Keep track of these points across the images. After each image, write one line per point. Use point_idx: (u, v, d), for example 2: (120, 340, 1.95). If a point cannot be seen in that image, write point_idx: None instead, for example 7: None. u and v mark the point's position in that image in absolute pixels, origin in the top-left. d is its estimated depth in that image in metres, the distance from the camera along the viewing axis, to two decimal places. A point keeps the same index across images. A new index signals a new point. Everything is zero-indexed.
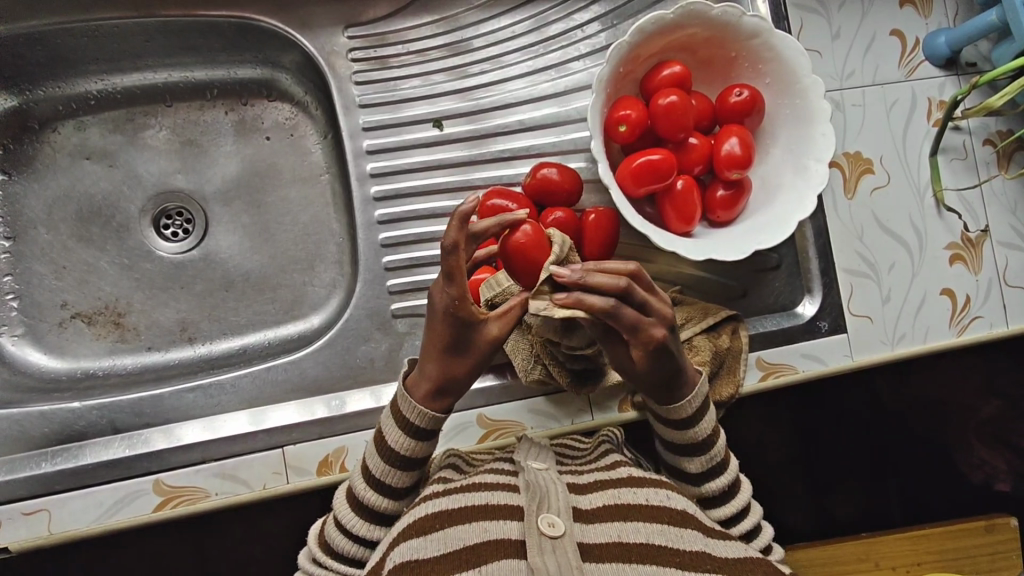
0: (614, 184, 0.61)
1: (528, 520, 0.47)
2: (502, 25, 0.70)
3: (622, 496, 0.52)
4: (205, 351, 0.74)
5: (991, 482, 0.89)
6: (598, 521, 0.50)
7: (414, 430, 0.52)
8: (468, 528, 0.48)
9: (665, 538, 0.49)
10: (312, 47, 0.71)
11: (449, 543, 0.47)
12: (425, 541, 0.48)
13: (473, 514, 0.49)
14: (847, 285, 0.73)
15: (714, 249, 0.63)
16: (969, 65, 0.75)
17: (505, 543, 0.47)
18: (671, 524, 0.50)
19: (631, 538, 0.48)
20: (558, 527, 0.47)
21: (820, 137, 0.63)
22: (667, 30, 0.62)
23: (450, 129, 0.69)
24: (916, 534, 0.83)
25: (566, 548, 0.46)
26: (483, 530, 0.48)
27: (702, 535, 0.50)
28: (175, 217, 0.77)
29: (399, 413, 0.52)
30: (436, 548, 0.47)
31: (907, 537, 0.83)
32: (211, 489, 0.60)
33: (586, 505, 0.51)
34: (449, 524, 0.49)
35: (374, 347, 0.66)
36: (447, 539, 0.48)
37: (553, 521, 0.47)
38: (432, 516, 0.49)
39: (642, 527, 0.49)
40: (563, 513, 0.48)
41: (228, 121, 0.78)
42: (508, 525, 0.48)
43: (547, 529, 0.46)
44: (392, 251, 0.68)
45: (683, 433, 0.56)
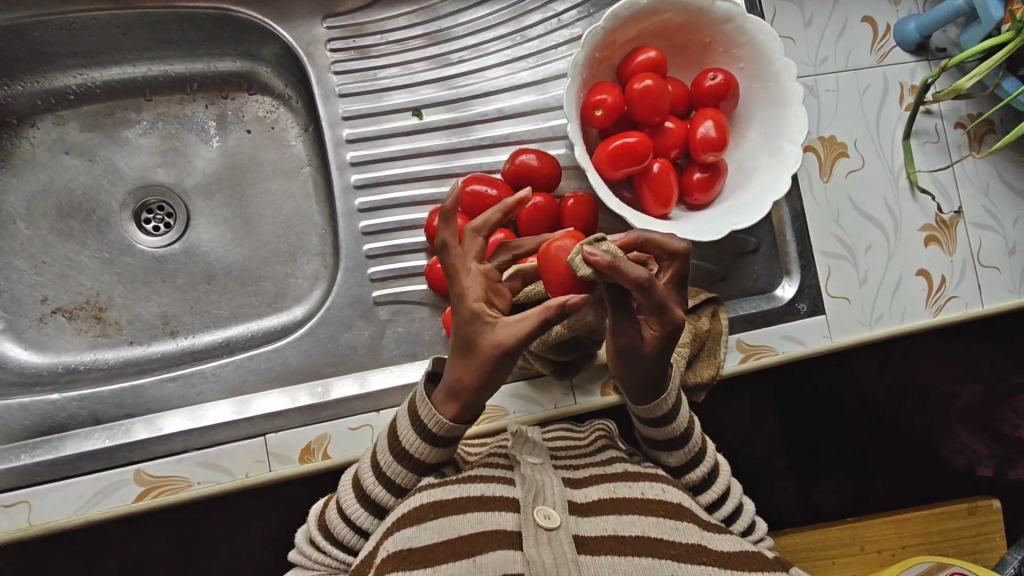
0: (591, 167, 0.61)
1: (524, 512, 0.48)
2: (478, 15, 0.71)
3: (618, 490, 0.53)
4: (187, 345, 0.74)
5: (973, 468, 0.90)
6: (593, 514, 0.51)
7: (434, 436, 0.52)
8: (464, 518, 0.49)
9: (660, 531, 0.50)
10: (290, 38, 0.70)
11: (445, 532, 0.48)
12: (419, 530, 0.48)
13: (468, 505, 0.50)
14: (824, 267, 0.74)
15: (691, 230, 0.63)
16: (939, 50, 0.77)
17: (498, 535, 0.48)
18: (666, 518, 0.51)
19: (627, 532, 0.49)
20: (553, 519, 0.48)
21: (794, 119, 0.64)
22: (642, 16, 0.63)
23: (429, 117, 0.69)
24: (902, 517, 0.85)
25: (562, 539, 0.47)
26: (478, 521, 0.48)
27: (698, 529, 0.51)
28: (156, 211, 0.77)
29: (418, 421, 0.52)
30: (430, 537, 0.48)
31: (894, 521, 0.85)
32: (193, 479, 0.60)
33: (581, 499, 0.52)
34: (444, 514, 0.49)
35: (357, 335, 0.66)
36: (442, 528, 0.48)
37: (548, 514, 0.48)
38: (426, 506, 0.50)
39: (635, 520, 0.50)
40: (559, 506, 0.49)
41: (209, 115, 0.78)
42: (504, 517, 0.49)
43: (542, 521, 0.47)
44: (373, 239, 0.67)
45: (660, 429, 0.58)
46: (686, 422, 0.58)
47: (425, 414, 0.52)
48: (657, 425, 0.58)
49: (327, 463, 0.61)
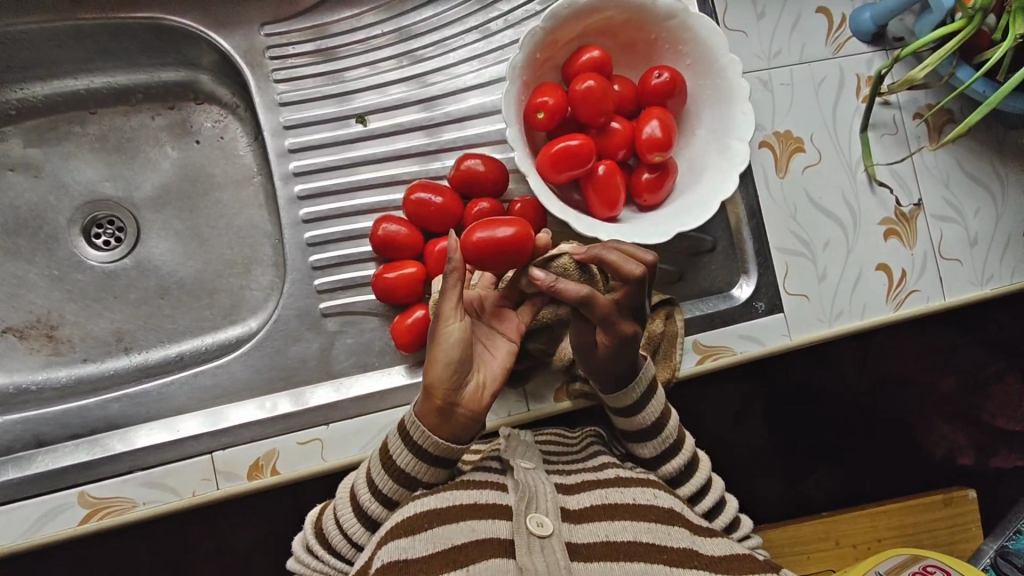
0: (533, 171, 0.60)
1: (517, 519, 0.48)
2: (422, 17, 0.69)
3: (611, 496, 0.54)
4: (140, 360, 0.74)
5: (952, 456, 0.90)
6: (587, 521, 0.51)
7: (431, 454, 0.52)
8: (458, 527, 0.49)
9: (653, 537, 0.50)
10: (229, 47, 0.69)
11: (438, 542, 0.48)
12: (413, 540, 0.48)
13: (461, 514, 0.50)
14: (782, 264, 0.73)
15: (638, 233, 0.62)
16: (895, 40, 0.76)
17: (493, 542, 0.48)
18: (658, 524, 0.52)
19: (619, 538, 0.50)
20: (546, 527, 0.47)
21: (741, 116, 0.63)
22: (583, 15, 0.62)
23: (374, 124, 0.68)
24: (878, 511, 0.86)
25: (555, 547, 0.47)
26: (471, 529, 0.48)
27: (690, 533, 0.52)
28: (107, 226, 0.76)
29: (411, 439, 0.52)
30: (424, 548, 0.47)
31: (871, 513, 0.86)
32: (138, 499, 0.59)
33: (574, 506, 0.52)
34: (437, 524, 0.49)
35: (305, 348, 0.65)
36: (435, 538, 0.48)
37: (541, 521, 0.48)
38: (420, 515, 0.49)
39: (629, 527, 0.51)
40: (551, 512, 0.49)
41: (156, 126, 0.77)
42: (497, 524, 0.49)
43: (536, 528, 0.47)
44: (320, 250, 0.66)
45: (633, 420, 0.59)
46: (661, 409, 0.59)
47: (419, 437, 0.51)
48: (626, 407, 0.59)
49: (275, 479, 0.61)
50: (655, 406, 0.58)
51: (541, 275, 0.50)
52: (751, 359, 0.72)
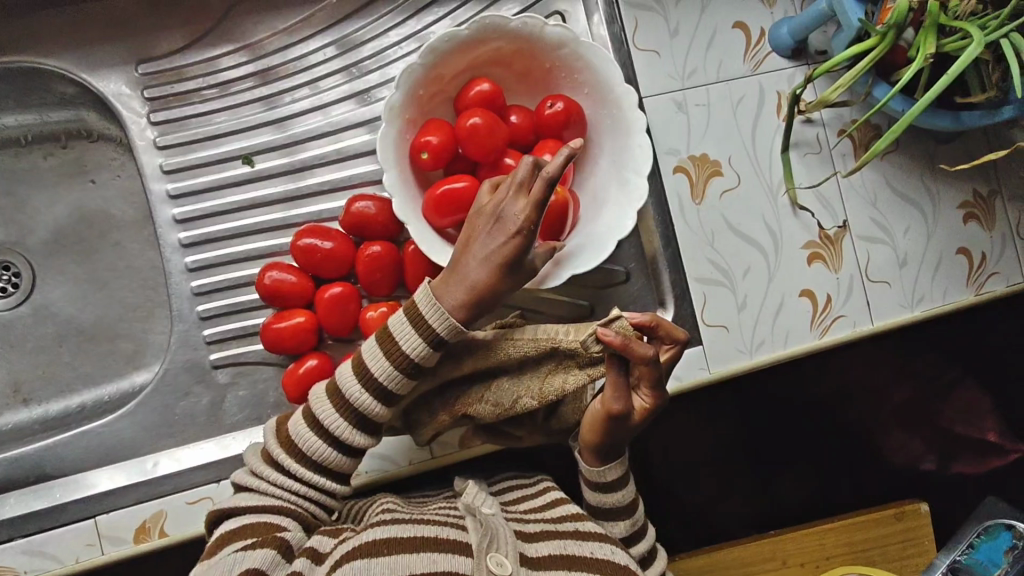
0: (417, 215, 0.57)
1: (478, 556, 0.46)
2: (311, 49, 0.66)
3: (568, 548, 0.52)
4: (40, 413, 0.71)
5: (914, 464, 0.89)
6: (546, 567, 0.49)
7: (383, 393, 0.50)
8: (418, 557, 0.47)
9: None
10: (105, 88, 0.66)
11: (395, 569, 0.45)
12: (369, 562, 0.46)
13: (422, 545, 0.48)
14: (699, 293, 0.70)
15: (531, 276, 0.59)
16: (817, 53, 0.72)
17: None
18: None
19: None
20: (506, 567, 0.46)
21: (638, 149, 0.60)
22: (467, 47, 0.58)
23: (261, 164, 0.64)
24: (822, 528, 0.83)
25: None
26: (431, 561, 0.46)
27: None
28: (1, 272, 0.73)
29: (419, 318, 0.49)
30: (381, 572, 0.45)
31: (813, 532, 0.82)
32: (18, 568, 0.57)
33: (531, 554, 0.50)
34: (397, 551, 0.47)
35: (196, 402, 0.63)
36: (394, 565, 0.46)
37: (501, 561, 0.47)
38: (382, 540, 0.48)
39: None
40: (513, 554, 0.47)
41: (49, 166, 0.73)
42: (459, 561, 0.47)
43: (496, 568, 0.46)
44: (207, 300, 0.63)
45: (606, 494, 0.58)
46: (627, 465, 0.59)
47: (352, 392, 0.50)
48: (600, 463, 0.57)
49: (163, 541, 0.59)
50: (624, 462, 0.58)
51: (612, 333, 0.48)
52: (670, 394, 0.70)
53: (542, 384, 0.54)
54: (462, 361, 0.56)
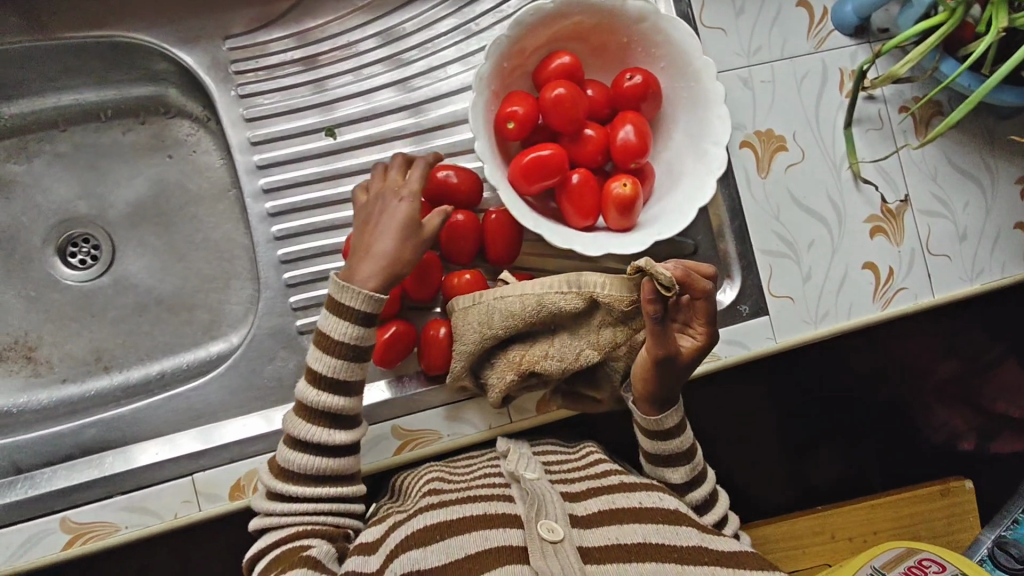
0: (504, 183, 0.59)
1: (528, 527, 0.48)
2: (390, 24, 0.68)
3: (617, 501, 0.54)
4: (122, 380, 0.74)
5: (954, 441, 0.90)
6: (596, 525, 0.50)
7: (353, 355, 0.55)
8: (469, 537, 0.49)
9: (663, 537, 0.49)
10: (193, 62, 0.68)
11: (452, 552, 0.48)
12: (425, 552, 0.48)
13: (471, 525, 0.50)
14: (766, 265, 0.72)
15: (613, 243, 0.61)
16: (879, 31, 0.74)
17: (509, 549, 0.47)
18: (665, 522, 0.51)
19: (629, 539, 0.49)
20: (558, 531, 0.47)
21: (716, 121, 0.61)
22: (552, 20, 0.60)
23: (344, 136, 0.66)
24: (876, 502, 0.85)
25: (568, 551, 0.46)
26: (483, 539, 0.48)
27: (698, 531, 0.51)
28: (81, 245, 0.75)
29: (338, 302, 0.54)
30: (437, 558, 0.48)
31: (865, 506, 0.84)
32: (120, 523, 0.60)
33: (581, 512, 0.52)
34: (448, 534, 0.49)
35: (282, 366, 0.64)
36: (449, 548, 0.48)
37: (551, 526, 0.47)
38: (432, 527, 0.50)
39: (637, 529, 0.50)
40: (562, 519, 0.48)
41: (126, 141, 0.75)
42: (510, 532, 0.49)
43: (547, 534, 0.47)
44: (292, 267, 0.65)
45: (666, 442, 0.59)
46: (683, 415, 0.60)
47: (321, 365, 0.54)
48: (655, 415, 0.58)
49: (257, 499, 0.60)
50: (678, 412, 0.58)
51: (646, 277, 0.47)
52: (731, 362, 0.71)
53: (594, 336, 0.57)
54: (509, 318, 0.58)
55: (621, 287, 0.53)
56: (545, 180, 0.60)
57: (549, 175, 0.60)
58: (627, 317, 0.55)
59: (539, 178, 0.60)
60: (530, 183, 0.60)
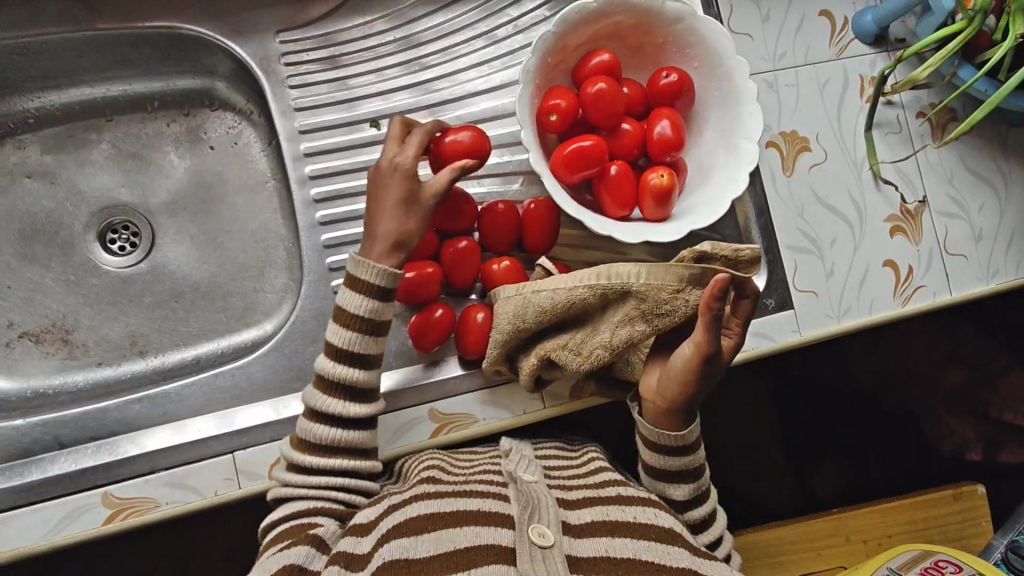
0: (547, 172, 0.61)
1: (520, 529, 0.48)
2: (433, 22, 0.71)
3: (611, 513, 0.54)
4: (156, 364, 0.74)
5: (961, 450, 0.92)
6: (587, 535, 0.51)
7: (369, 327, 0.58)
8: (462, 531, 0.49)
9: (653, 555, 0.50)
10: (245, 54, 0.70)
11: (442, 544, 0.48)
12: (415, 541, 0.48)
13: (465, 521, 0.50)
14: (791, 261, 0.74)
15: (651, 231, 0.63)
16: (896, 41, 0.77)
17: (497, 550, 0.48)
18: (657, 542, 0.51)
19: (619, 553, 0.49)
20: (548, 537, 0.48)
21: (748, 117, 0.64)
22: (594, 19, 0.63)
23: (387, 127, 0.69)
24: (884, 505, 0.86)
25: (556, 558, 0.47)
26: (474, 535, 0.49)
27: (689, 553, 0.51)
28: (121, 231, 0.77)
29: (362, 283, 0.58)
30: (427, 549, 0.48)
31: (874, 509, 0.86)
32: (161, 499, 0.60)
33: (575, 521, 0.52)
34: (443, 525, 0.50)
35: (323, 348, 0.66)
36: (439, 541, 0.48)
37: (543, 531, 0.48)
38: (426, 519, 0.50)
39: (629, 543, 0.50)
40: (553, 524, 0.49)
41: (170, 132, 0.78)
42: (500, 533, 0.49)
43: (537, 539, 0.47)
44: (336, 252, 0.67)
45: (674, 460, 0.58)
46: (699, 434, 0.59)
47: (339, 338, 0.58)
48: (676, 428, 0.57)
49: None
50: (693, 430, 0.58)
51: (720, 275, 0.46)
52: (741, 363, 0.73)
53: (615, 330, 0.54)
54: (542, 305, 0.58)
55: (661, 275, 0.51)
56: (587, 168, 0.62)
57: (591, 163, 0.62)
58: (658, 316, 0.52)
59: (579, 166, 0.62)
60: (571, 172, 0.62)
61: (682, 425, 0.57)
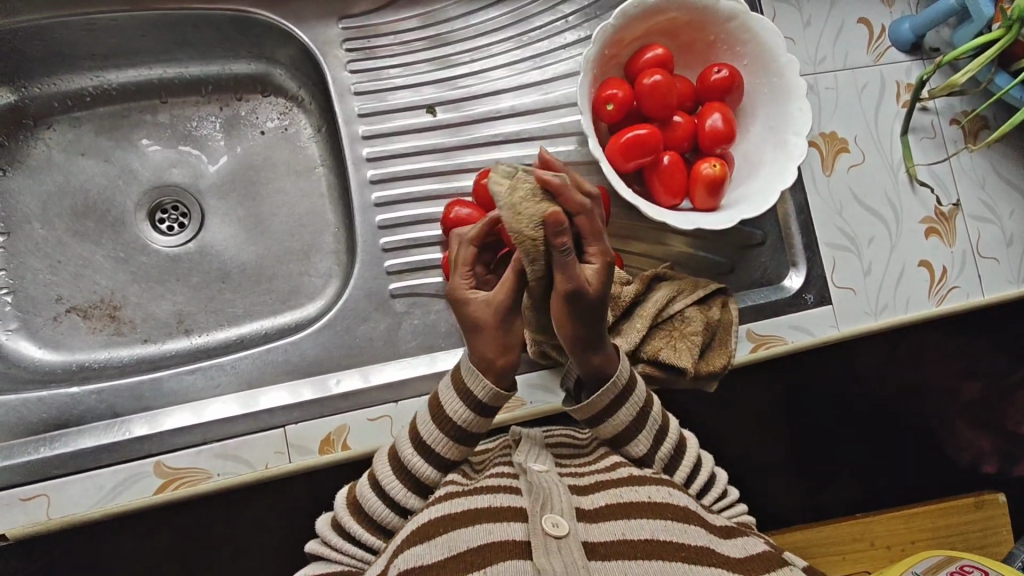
0: (604, 158, 0.63)
1: (533, 521, 0.47)
2: (487, 17, 0.74)
3: (624, 495, 0.52)
4: (201, 343, 0.74)
5: (978, 463, 0.90)
6: (601, 520, 0.49)
7: (459, 433, 0.53)
8: (474, 530, 0.47)
9: (669, 534, 0.48)
10: (307, 39, 0.73)
11: (455, 546, 0.47)
12: (427, 546, 0.47)
13: (476, 517, 0.49)
14: (830, 258, 0.75)
15: (701, 220, 0.65)
16: (932, 50, 0.80)
17: (510, 543, 0.46)
18: (674, 520, 0.50)
19: (635, 535, 0.48)
20: (562, 527, 0.46)
21: (797, 113, 0.66)
22: (649, 14, 0.65)
23: (442, 115, 0.72)
24: (906, 512, 0.87)
25: (572, 547, 0.45)
26: (487, 532, 0.47)
27: (705, 532, 0.50)
28: (171, 211, 0.78)
29: (464, 388, 0.53)
30: (439, 553, 0.46)
31: (898, 515, 0.87)
32: (212, 470, 0.60)
33: (588, 507, 0.50)
34: (454, 527, 0.48)
35: (374, 327, 0.68)
36: (453, 543, 0.47)
37: (557, 521, 0.46)
38: (437, 520, 0.49)
39: (645, 525, 0.49)
40: (567, 513, 0.47)
41: (222, 116, 0.80)
42: (512, 527, 0.47)
43: (552, 529, 0.46)
44: (389, 233, 0.70)
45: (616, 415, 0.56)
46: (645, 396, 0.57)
47: (428, 434, 0.53)
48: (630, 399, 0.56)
49: (346, 454, 0.62)
50: (636, 401, 0.56)
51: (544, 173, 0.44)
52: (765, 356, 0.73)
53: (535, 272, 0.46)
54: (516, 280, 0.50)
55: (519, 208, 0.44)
56: (644, 156, 0.64)
57: (647, 150, 0.64)
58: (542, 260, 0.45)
59: (635, 154, 0.64)
60: (627, 160, 0.64)
61: (623, 401, 0.56)
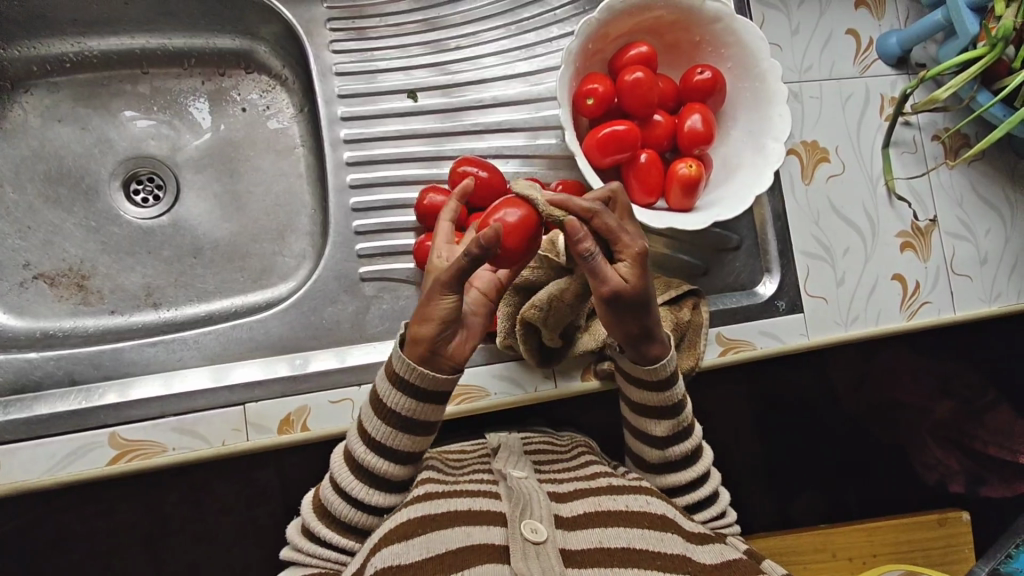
0: (581, 152, 0.63)
1: (511, 526, 0.46)
2: (475, 5, 0.73)
3: (602, 503, 0.51)
4: (169, 317, 0.74)
5: (944, 482, 0.89)
6: (580, 529, 0.49)
7: (403, 424, 0.52)
8: (451, 533, 0.47)
9: (646, 542, 0.48)
10: (292, 16, 0.73)
11: (432, 547, 0.46)
12: (406, 546, 0.46)
13: (457, 520, 0.48)
14: (804, 266, 0.76)
15: (675, 219, 0.64)
16: (918, 65, 0.80)
17: (486, 548, 0.46)
18: (651, 529, 0.49)
19: (612, 543, 0.48)
20: (540, 533, 0.46)
21: (777, 118, 0.66)
22: (635, 11, 0.65)
23: (423, 100, 0.72)
24: (871, 526, 0.84)
25: (549, 553, 0.45)
26: (466, 536, 0.47)
27: (683, 540, 0.50)
28: (145, 183, 0.77)
29: (399, 377, 0.51)
30: (417, 553, 0.46)
31: (861, 528, 0.84)
32: (168, 444, 0.60)
33: (567, 513, 0.50)
34: (431, 530, 0.48)
35: (341, 310, 0.67)
36: (428, 544, 0.46)
37: (535, 527, 0.46)
38: (413, 522, 0.48)
39: (622, 533, 0.48)
40: (545, 519, 0.47)
41: (204, 90, 0.79)
42: (491, 531, 0.48)
43: (530, 534, 0.46)
44: (363, 216, 0.70)
45: (658, 394, 0.56)
46: (679, 393, 0.57)
47: (375, 429, 0.52)
48: (657, 392, 0.57)
49: (305, 435, 0.61)
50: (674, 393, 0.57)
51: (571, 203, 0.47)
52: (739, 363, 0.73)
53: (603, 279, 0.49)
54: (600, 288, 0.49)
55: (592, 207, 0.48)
56: (620, 151, 0.64)
57: (625, 146, 0.64)
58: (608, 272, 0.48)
59: (612, 150, 0.64)
60: (603, 155, 0.64)
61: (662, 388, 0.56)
